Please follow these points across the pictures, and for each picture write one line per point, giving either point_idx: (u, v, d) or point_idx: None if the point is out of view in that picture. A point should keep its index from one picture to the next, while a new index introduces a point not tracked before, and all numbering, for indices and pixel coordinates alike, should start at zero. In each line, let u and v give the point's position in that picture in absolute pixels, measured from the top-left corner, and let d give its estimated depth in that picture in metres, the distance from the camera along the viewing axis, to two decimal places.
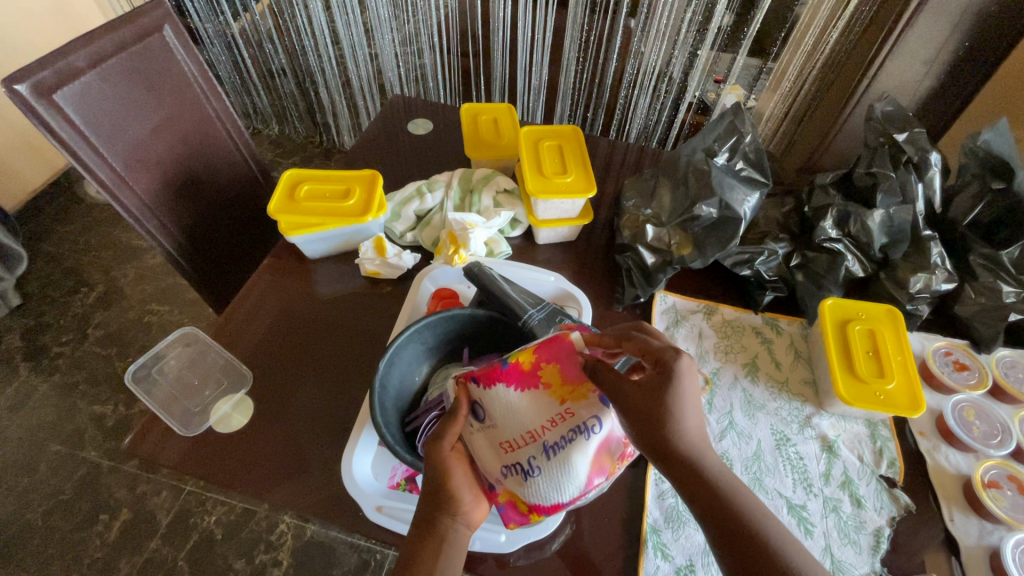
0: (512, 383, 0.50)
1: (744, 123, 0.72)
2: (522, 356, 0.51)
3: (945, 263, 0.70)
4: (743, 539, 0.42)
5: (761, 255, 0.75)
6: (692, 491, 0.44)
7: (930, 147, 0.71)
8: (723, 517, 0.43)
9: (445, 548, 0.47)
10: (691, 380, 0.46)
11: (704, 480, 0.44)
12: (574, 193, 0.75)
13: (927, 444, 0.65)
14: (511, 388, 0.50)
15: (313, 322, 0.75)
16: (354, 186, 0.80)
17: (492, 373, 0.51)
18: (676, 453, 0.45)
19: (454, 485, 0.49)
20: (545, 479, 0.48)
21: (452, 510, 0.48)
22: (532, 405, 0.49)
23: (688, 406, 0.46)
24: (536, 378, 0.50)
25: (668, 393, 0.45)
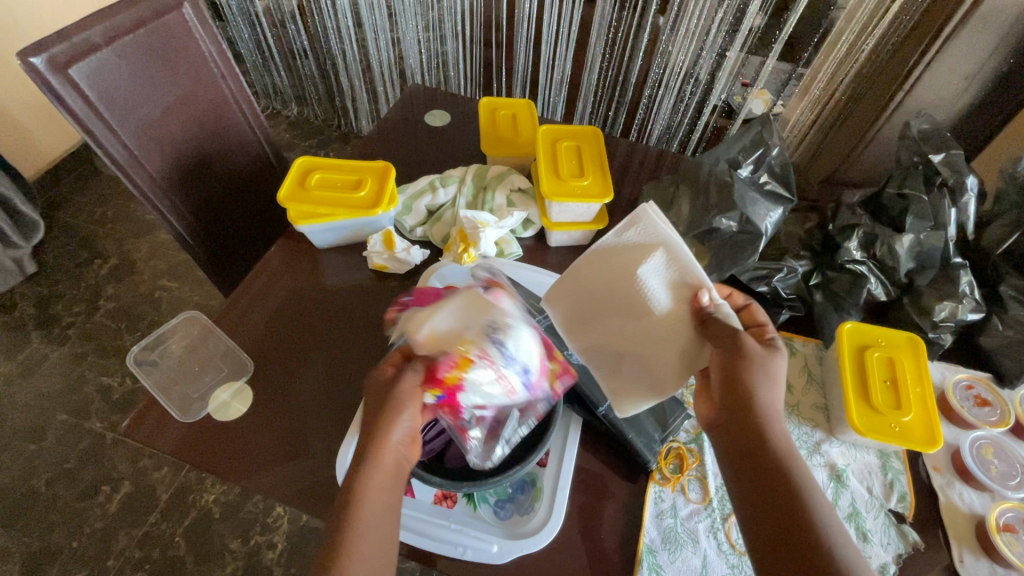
0: (441, 395, 0.51)
1: (773, 135, 0.69)
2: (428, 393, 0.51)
3: (973, 292, 0.67)
4: (801, 511, 0.43)
5: (779, 272, 0.73)
6: (768, 467, 0.45)
7: (966, 171, 0.67)
8: (788, 514, 0.43)
9: (370, 506, 0.46)
10: (781, 378, 0.49)
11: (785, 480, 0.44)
12: (590, 198, 0.73)
13: (941, 480, 0.63)
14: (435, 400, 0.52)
15: (315, 312, 0.74)
16: (366, 176, 0.77)
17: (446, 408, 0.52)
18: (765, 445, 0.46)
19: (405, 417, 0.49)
20: (531, 355, 0.53)
21: (384, 462, 0.48)
22: (481, 376, 0.50)
23: (772, 394, 0.48)
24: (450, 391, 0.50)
25: (749, 376, 0.47)
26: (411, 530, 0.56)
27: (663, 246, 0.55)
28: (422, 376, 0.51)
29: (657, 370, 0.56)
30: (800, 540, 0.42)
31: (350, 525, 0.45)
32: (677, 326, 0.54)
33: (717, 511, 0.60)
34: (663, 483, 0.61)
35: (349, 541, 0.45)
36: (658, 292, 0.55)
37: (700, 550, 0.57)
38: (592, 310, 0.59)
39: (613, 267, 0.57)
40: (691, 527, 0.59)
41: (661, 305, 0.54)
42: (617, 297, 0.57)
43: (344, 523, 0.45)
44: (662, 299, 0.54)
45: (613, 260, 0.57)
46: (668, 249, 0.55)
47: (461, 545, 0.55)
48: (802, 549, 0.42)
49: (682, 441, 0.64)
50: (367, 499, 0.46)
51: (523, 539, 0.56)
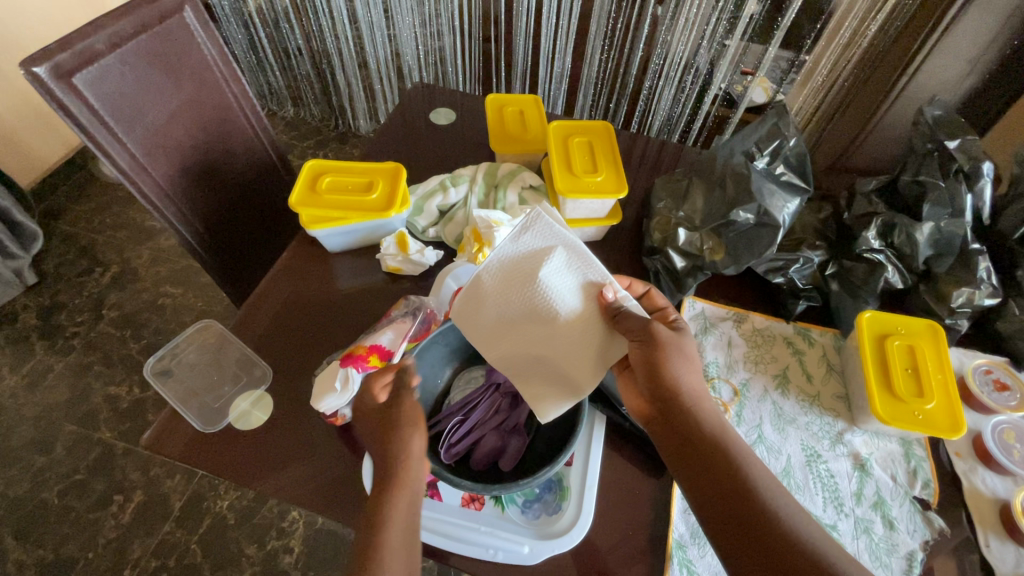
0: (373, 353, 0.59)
1: (789, 126, 0.68)
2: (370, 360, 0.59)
3: (990, 278, 0.67)
4: (731, 481, 0.49)
5: (796, 263, 0.73)
6: (696, 445, 0.51)
7: (982, 157, 0.66)
8: (720, 489, 0.48)
9: (398, 504, 0.48)
10: (695, 356, 0.55)
11: (720, 455, 0.50)
12: (605, 194, 0.72)
13: (964, 466, 0.63)
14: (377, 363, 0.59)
15: (332, 317, 0.73)
16: (377, 178, 0.76)
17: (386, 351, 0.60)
18: (696, 428, 0.51)
19: (416, 414, 0.52)
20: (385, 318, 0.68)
21: (406, 469, 0.50)
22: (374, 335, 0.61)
23: (692, 376, 0.54)
24: (364, 353, 0.59)
25: (671, 366, 0.53)
26: (441, 533, 0.56)
27: (560, 245, 0.58)
28: (346, 361, 0.58)
29: (569, 368, 0.56)
30: (734, 512, 0.47)
31: (381, 522, 0.47)
32: (585, 320, 0.56)
33: None
34: None
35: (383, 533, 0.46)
36: (564, 291, 0.56)
37: None
38: (500, 319, 0.58)
39: (514, 275, 0.58)
40: None
41: (569, 301, 0.56)
42: (525, 301, 0.57)
43: (376, 522, 0.47)
44: (571, 296, 0.56)
45: (516, 268, 0.57)
46: (566, 248, 0.58)
47: (492, 548, 0.55)
48: (737, 518, 0.47)
49: None
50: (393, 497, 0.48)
51: (553, 538, 0.56)
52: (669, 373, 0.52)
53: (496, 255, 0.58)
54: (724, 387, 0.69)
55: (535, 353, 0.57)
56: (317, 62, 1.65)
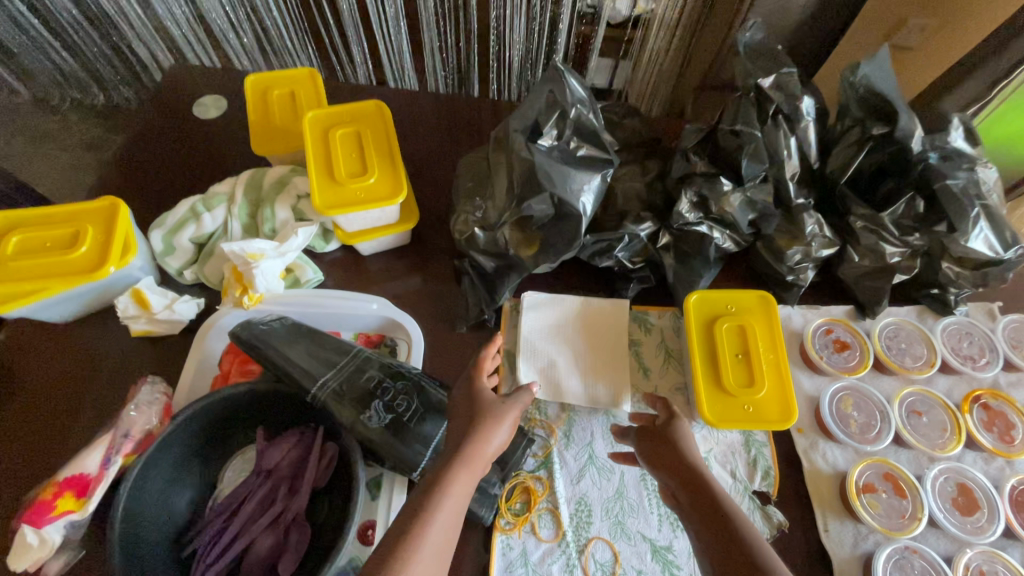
0: (63, 495, 0.44)
1: (566, 93, 0.54)
2: (62, 506, 0.44)
3: (824, 230, 0.60)
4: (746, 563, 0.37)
5: (620, 242, 0.63)
6: (708, 514, 0.40)
7: (801, 92, 0.57)
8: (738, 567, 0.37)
9: (463, 477, 0.40)
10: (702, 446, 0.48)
11: (728, 522, 0.39)
12: (377, 202, 0.58)
13: (804, 443, 0.58)
14: (72, 508, 0.44)
15: (63, 407, 0.57)
16: (86, 225, 0.58)
17: (87, 484, 0.45)
18: (708, 497, 0.41)
19: (506, 415, 0.45)
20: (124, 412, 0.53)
21: (487, 447, 0.42)
22: (72, 463, 0.46)
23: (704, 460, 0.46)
24: (50, 499, 0.44)
25: (682, 443, 0.47)
26: None
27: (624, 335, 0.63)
28: (25, 518, 0.43)
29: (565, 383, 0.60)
30: None
31: (444, 484, 0.38)
32: (601, 380, 0.61)
33: (572, 545, 0.53)
34: (509, 530, 0.53)
35: (434, 504, 0.37)
36: (602, 349, 0.63)
37: None
38: (550, 331, 0.63)
39: (581, 319, 0.64)
40: (545, 572, 0.52)
41: (602, 357, 0.62)
42: (572, 331, 0.63)
43: (435, 488, 0.38)
44: (606, 353, 0.62)
45: (585, 318, 0.64)
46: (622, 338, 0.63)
47: None
48: None
49: (527, 473, 0.56)
50: (460, 468, 0.40)
51: None
52: (685, 451, 0.46)
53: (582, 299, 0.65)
54: (551, 405, 0.60)
55: (548, 363, 0.61)
56: (94, 22, 0.96)
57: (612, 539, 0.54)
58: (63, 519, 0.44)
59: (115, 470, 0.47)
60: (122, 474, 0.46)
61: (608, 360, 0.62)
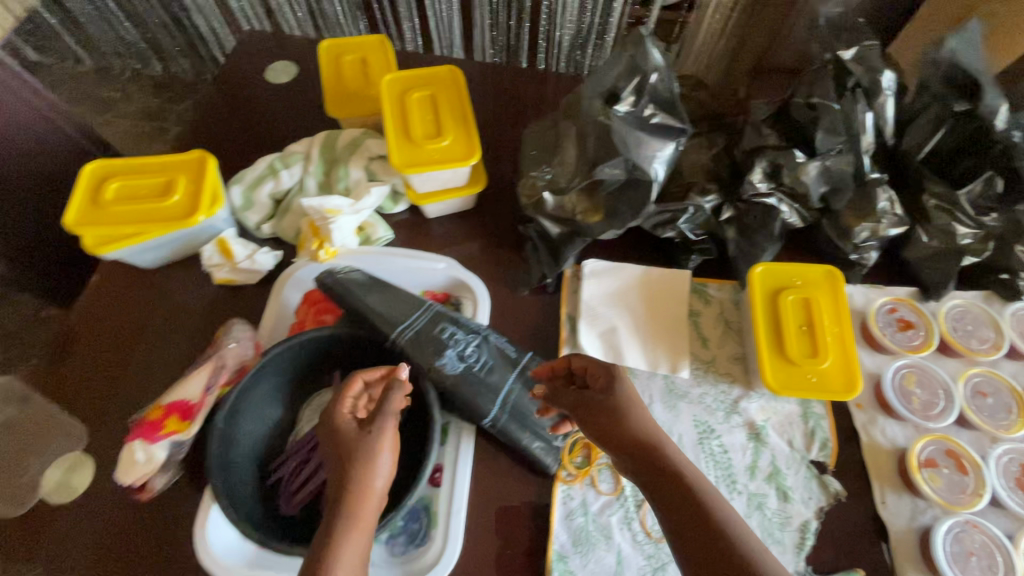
0: (170, 417, 0.48)
1: (650, 56, 0.55)
2: (169, 426, 0.48)
3: (895, 207, 0.59)
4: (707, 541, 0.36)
5: (684, 214, 0.63)
6: (666, 494, 0.39)
7: (882, 66, 0.56)
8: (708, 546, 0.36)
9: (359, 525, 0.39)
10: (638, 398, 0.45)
11: (688, 495, 0.38)
12: (452, 162, 0.60)
13: (863, 418, 0.59)
14: (178, 428, 0.48)
15: (160, 346, 0.62)
16: (178, 175, 0.61)
17: (190, 409, 0.49)
18: (663, 471, 0.40)
19: (347, 451, 0.41)
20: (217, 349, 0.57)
21: (369, 491, 0.40)
22: (175, 389, 0.50)
23: (644, 420, 0.43)
24: (159, 420, 0.48)
25: (622, 409, 0.44)
26: None
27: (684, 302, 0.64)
28: (139, 435, 0.48)
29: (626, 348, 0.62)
30: None
31: (333, 547, 0.37)
32: (661, 345, 0.62)
33: (631, 499, 0.55)
34: (570, 480, 0.55)
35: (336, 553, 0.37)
36: (663, 316, 0.64)
37: (614, 546, 0.53)
38: (611, 298, 0.64)
39: (642, 286, 0.65)
40: (604, 523, 0.54)
41: (662, 323, 0.63)
42: (633, 297, 0.64)
43: (331, 540, 0.37)
44: (666, 320, 0.63)
45: (645, 285, 0.65)
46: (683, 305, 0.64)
47: None
48: None
49: None
50: (347, 529, 0.38)
51: None
52: (622, 422, 0.43)
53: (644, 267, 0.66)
54: None
55: (609, 329, 0.63)
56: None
57: None
58: (170, 438, 0.48)
59: (213, 397, 0.51)
60: (219, 404, 0.49)
61: (669, 327, 0.63)
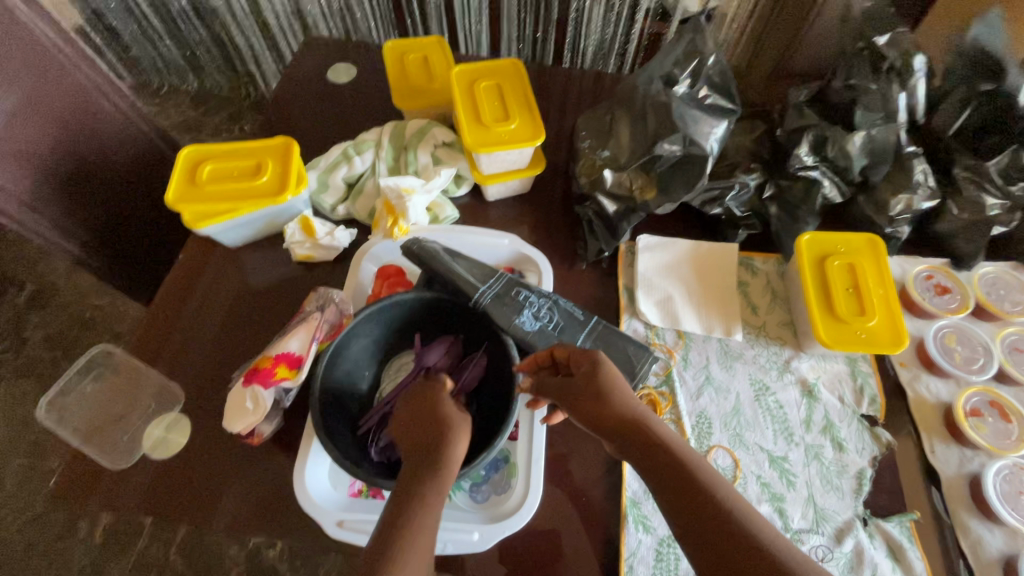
0: (279, 365, 0.53)
1: (706, 41, 0.62)
2: (279, 372, 0.53)
3: (927, 180, 0.63)
4: (708, 520, 0.39)
5: (731, 190, 0.68)
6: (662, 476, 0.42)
7: (913, 50, 0.62)
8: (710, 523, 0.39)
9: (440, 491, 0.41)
10: (625, 384, 0.46)
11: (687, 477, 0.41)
12: (520, 143, 0.65)
13: (908, 375, 0.63)
14: (286, 374, 0.53)
15: (244, 316, 0.67)
16: (266, 158, 0.67)
17: (296, 359, 0.54)
18: (659, 454, 0.42)
19: (432, 435, 0.44)
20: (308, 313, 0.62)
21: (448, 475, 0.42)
22: (281, 341, 0.55)
23: (633, 404, 0.44)
24: (271, 367, 0.53)
25: (610, 394, 0.44)
26: None
27: (732, 272, 0.69)
28: (251, 380, 0.52)
29: (681, 313, 0.66)
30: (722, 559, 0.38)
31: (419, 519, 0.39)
32: (712, 311, 0.67)
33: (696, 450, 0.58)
34: None
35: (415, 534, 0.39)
36: (713, 284, 0.68)
37: None
38: (665, 269, 0.69)
39: (693, 258, 0.70)
40: None
41: (713, 290, 0.68)
42: (684, 268, 0.69)
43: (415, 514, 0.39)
44: (716, 287, 0.68)
45: (696, 258, 0.70)
46: (731, 275, 0.69)
47: (440, 541, 0.52)
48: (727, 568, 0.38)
49: (652, 387, 0.61)
50: (425, 496, 0.40)
51: (503, 520, 0.53)
52: (611, 406, 0.44)
53: (695, 241, 0.71)
54: (668, 331, 0.66)
55: (665, 296, 0.67)
56: (201, 13, 1.12)
57: (732, 448, 0.59)
58: (279, 383, 0.53)
59: (313, 350, 0.57)
60: (319, 357, 0.54)
61: (719, 295, 0.68)
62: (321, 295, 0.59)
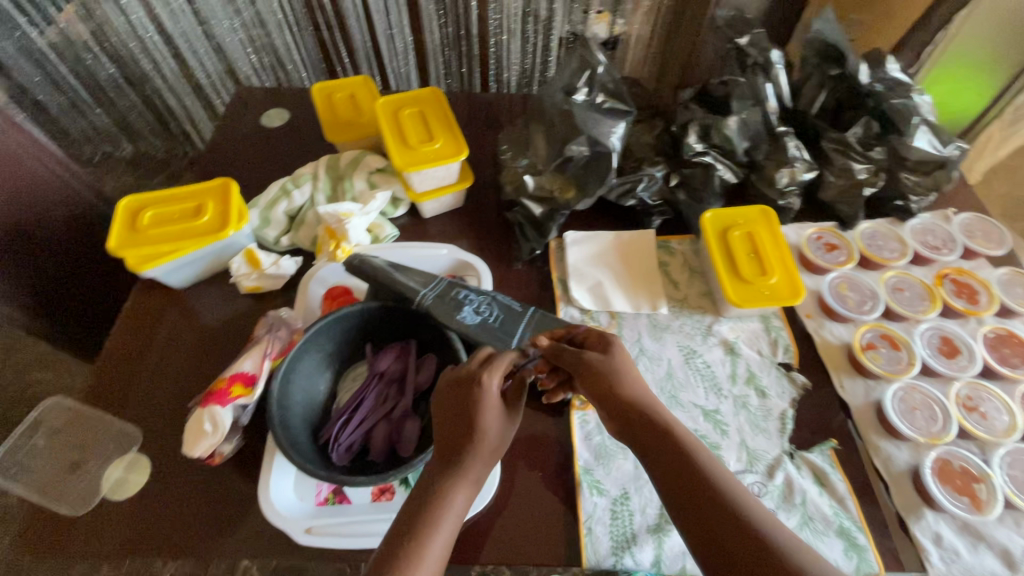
0: (233, 384, 0.56)
1: (595, 55, 0.70)
2: (234, 391, 0.56)
3: (802, 154, 0.73)
4: (700, 496, 0.41)
5: (641, 182, 0.75)
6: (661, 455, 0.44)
7: (770, 47, 0.73)
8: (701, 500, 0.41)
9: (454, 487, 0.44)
10: (636, 370, 0.50)
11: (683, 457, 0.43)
12: (446, 159, 0.71)
13: (814, 324, 0.71)
14: (241, 392, 0.56)
15: (197, 352, 0.68)
16: (206, 199, 0.70)
17: (249, 377, 0.57)
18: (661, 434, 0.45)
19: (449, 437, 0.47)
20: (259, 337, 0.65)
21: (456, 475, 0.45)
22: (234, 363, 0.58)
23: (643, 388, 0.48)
24: (226, 386, 0.55)
25: (620, 379, 0.49)
26: (355, 534, 0.55)
27: (652, 255, 0.76)
28: (207, 401, 0.54)
29: (611, 296, 0.72)
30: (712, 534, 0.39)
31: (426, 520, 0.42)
32: (638, 291, 0.73)
33: None
34: (584, 407, 0.64)
35: (428, 535, 0.41)
36: (637, 267, 0.75)
37: (630, 455, 0.61)
38: (593, 259, 0.76)
39: (617, 246, 0.77)
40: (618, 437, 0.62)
41: (637, 273, 0.75)
42: (609, 256, 0.76)
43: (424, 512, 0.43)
44: (640, 269, 0.75)
45: (619, 245, 0.77)
46: (651, 257, 0.76)
47: None
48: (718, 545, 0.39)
49: None
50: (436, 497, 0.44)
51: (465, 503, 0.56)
52: (620, 389, 0.48)
53: (616, 231, 0.78)
54: (601, 313, 0.72)
55: (595, 283, 0.74)
56: None
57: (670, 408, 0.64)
58: (234, 402, 0.55)
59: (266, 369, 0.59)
60: (274, 374, 0.56)
61: (643, 276, 0.75)
62: (271, 316, 0.62)
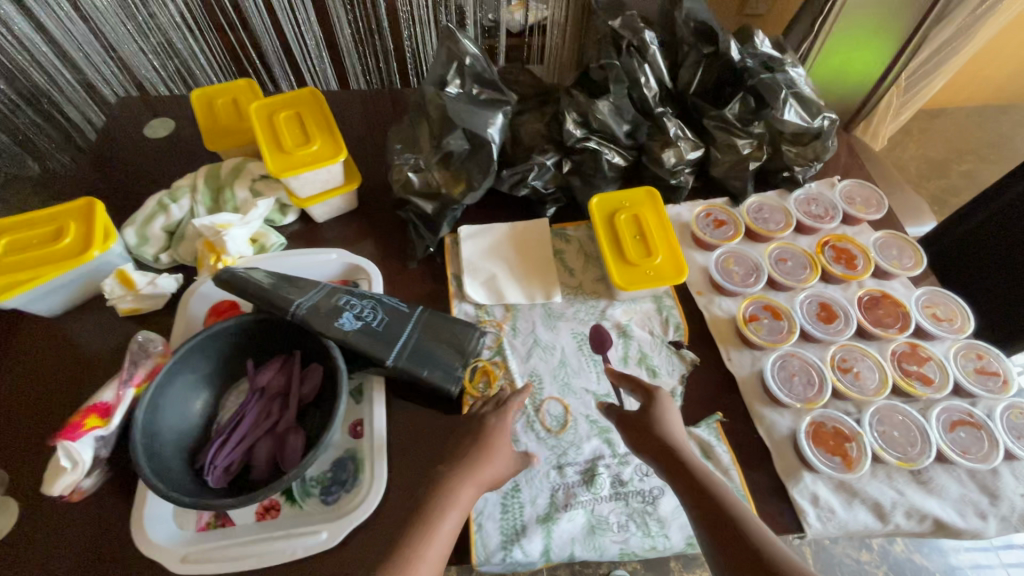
0: (87, 418, 0.53)
1: (461, 43, 0.69)
2: (88, 424, 0.53)
3: (684, 133, 0.74)
4: (717, 521, 0.46)
5: (532, 171, 0.74)
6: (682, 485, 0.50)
7: (642, 28, 0.72)
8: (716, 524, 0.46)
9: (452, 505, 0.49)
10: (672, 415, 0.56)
11: (703, 489, 0.48)
12: (323, 162, 0.69)
13: (704, 301, 0.72)
14: (96, 424, 0.53)
15: (69, 383, 0.65)
16: (67, 222, 0.66)
17: (106, 408, 0.54)
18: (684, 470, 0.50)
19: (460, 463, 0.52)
20: None
21: (457, 497, 0.50)
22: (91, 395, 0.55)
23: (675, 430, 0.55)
24: (79, 420, 0.53)
25: (656, 420, 0.55)
26: (235, 556, 0.53)
27: (545, 243, 0.76)
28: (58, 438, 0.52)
29: (505, 289, 0.72)
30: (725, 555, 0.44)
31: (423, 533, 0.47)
32: (532, 281, 0.73)
33: (530, 406, 0.64)
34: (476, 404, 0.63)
35: (425, 544, 0.46)
36: (531, 257, 0.75)
37: (521, 447, 0.61)
38: (487, 252, 0.75)
39: (512, 237, 0.76)
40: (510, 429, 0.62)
41: (530, 262, 0.75)
42: (503, 248, 0.76)
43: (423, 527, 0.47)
44: (533, 259, 0.75)
45: (513, 236, 0.77)
46: (545, 246, 0.76)
47: (289, 548, 0.53)
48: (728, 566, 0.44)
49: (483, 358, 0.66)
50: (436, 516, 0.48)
51: (350, 513, 0.55)
52: (654, 429, 0.54)
53: (511, 222, 0.77)
54: (496, 307, 0.72)
55: (489, 276, 0.73)
56: None
57: (562, 396, 0.65)
58: (90, 436, 0.53)
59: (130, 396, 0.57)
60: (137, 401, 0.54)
61: (536, 265, 0.74)
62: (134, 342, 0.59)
